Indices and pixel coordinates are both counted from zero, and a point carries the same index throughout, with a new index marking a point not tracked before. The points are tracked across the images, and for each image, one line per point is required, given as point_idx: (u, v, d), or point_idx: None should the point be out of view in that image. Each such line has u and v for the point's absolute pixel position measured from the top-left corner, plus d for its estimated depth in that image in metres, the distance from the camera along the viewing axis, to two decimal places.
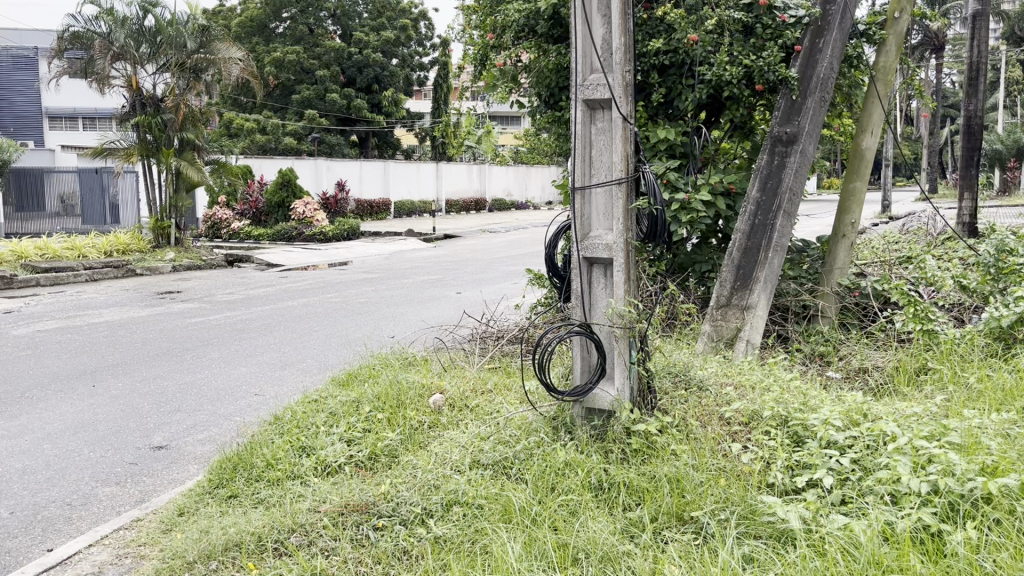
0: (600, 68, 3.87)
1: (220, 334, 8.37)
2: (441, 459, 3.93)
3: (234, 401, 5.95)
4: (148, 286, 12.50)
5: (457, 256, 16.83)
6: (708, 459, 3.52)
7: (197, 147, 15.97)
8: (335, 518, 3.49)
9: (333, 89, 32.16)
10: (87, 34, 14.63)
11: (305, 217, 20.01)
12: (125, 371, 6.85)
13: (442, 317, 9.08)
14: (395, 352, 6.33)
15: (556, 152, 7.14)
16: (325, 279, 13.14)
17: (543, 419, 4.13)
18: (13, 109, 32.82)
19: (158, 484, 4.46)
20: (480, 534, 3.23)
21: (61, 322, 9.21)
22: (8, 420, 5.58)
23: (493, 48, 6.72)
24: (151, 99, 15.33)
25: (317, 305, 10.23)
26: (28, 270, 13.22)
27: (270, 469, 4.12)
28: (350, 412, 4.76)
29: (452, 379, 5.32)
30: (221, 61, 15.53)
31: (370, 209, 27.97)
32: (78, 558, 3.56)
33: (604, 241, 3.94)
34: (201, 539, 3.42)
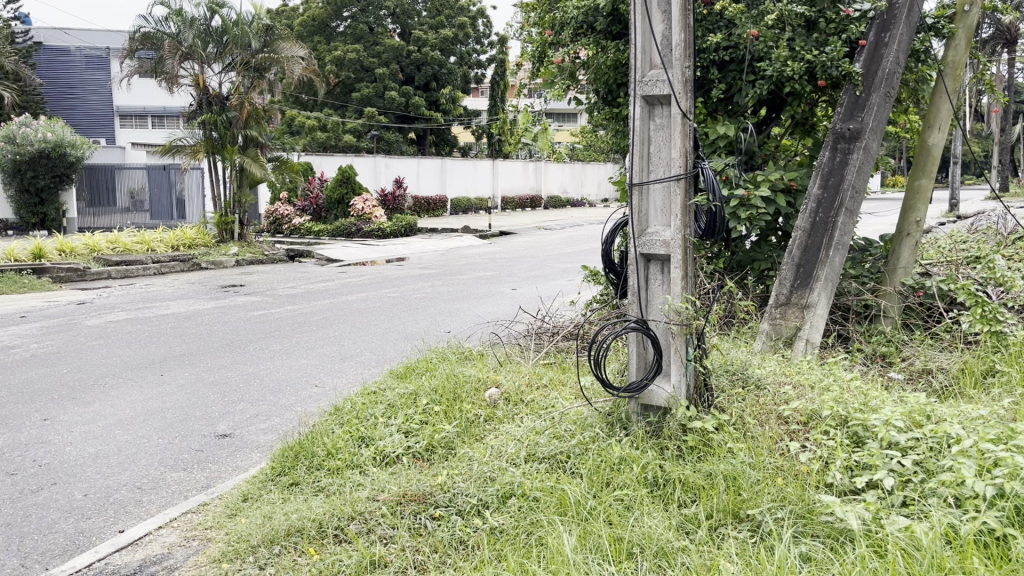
0: (660, 64, 3.86)
1: (283, 327, 8.56)
2: (497, 452, 3.97)
3: (295, 393, 6.08)
4: (213, 280, 12.86)
5: (513, 253, 16.89)
6: (766, 457, 3.51)
7: (261, 145, 16.29)
8: (394, 507, 3.56)
9: (392, 87, 32.47)
10: (157, 34, 15.09)
11: (364, 213, 20.28)
12: (191, 362, 7.07)
13: (498, 313, 9.13)
14: (452, 346, 6.40)
15: (613, 149, 7.13)
16: (384, 274, 13.31)
17: (598, 415, 4.15)
18: (86, 107, 34.45)
19: (222, 471, 4.60)
20: (535, 526, 3.26)
21: (131, 313, 9.55)
22: (82, 406, 5.82)
23: (552, 45, 6.76)
24: (217, 97, 15.76)
25: (376, 300, 10.38)
26: (100, 263, 13.72)
27: (330, 458, 4.22)
28: (408, 404, 4.85)
29: (508, 373, 5.36)
30: (284, 60, 15.81)
31: (427, 206, 28.23)
32: (148, 539, 3.70)
33: (661, 238, 3.94)
34: (264, 525, 3.53)
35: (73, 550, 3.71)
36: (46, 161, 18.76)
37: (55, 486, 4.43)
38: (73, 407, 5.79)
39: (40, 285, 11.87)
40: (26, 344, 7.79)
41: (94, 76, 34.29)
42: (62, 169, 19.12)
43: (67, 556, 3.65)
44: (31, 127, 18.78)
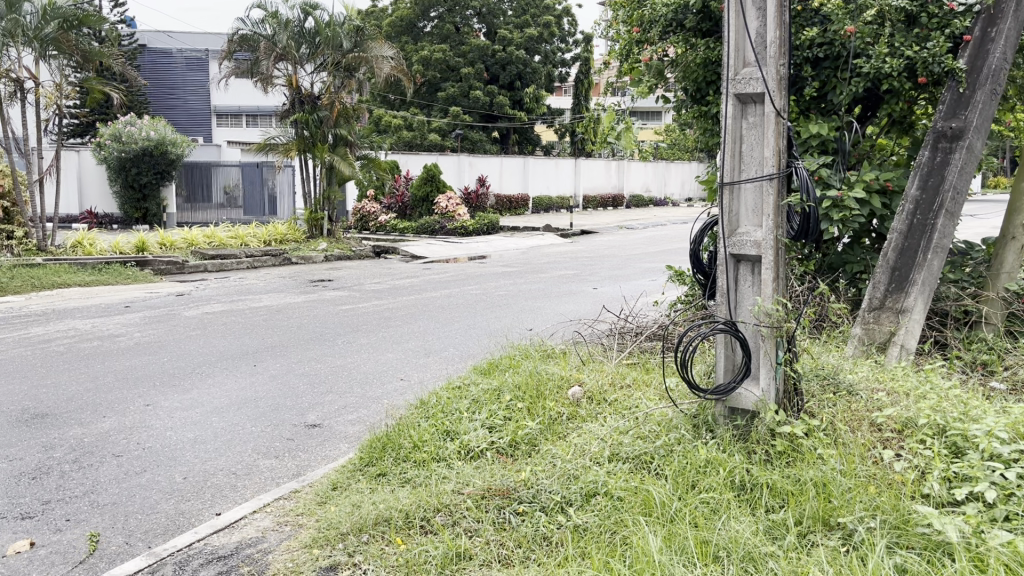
0: (754, 61, 3.80)
1: (370, 321, 8.76)
2: (581, 451, 3.98)
3: (381, 385, 6.22)
4: (302, 275, 13.23)
5: (596, 252, 16.85)
6: (858, 465, 3.42)
7: (350, 143, 16.63)
8: (478, 501, 3.62)
9: (477, 86, 32.81)
10: (253, 36, 15.62)
11: (448, 211, 20.56)
12: (282, 353, 7.30)
13: (581, 311, 9.12)
14: (534, 343, 6.44)
15: (700, 147, 7.01)
16: (467, 271, 13.47)
17: (684, 416, 4.11)
18: (186, 107, 35.93)
19: (313, 459, 4.75)
20: (620, 525, 3.26)
21: (226, 305, 9.92)
22: (182, 393, 6.09)
23: (639, 42, 6.69)
24: (309, 96, 16.24)
25: (459, 296, 10.50)
26: (197, 257, 14.27)
27: (417, 450, 4.30)
28: (492, 400, 4.90)
29: (591, 372, 5.36)
30: (373, 59, 16.12)
31: (509, 203, 28.36)
32: (244, 522, 3.84)
33: (753, 238, 3.87)
34: (353, 513, 3.62)
35: (174, 530, 3.89)
36: (149, 159, 19.61)
37: (157, 469, 4.65)
38: (173, 393, 6.05)
39: (143, 277, 12.43)
40: (131, 333, 8.18)
41: (194, 78, 35.70)
42: (163, 166, 19.94)
43: (169, 535, 3.83)
44: (135, 126, 19.67)
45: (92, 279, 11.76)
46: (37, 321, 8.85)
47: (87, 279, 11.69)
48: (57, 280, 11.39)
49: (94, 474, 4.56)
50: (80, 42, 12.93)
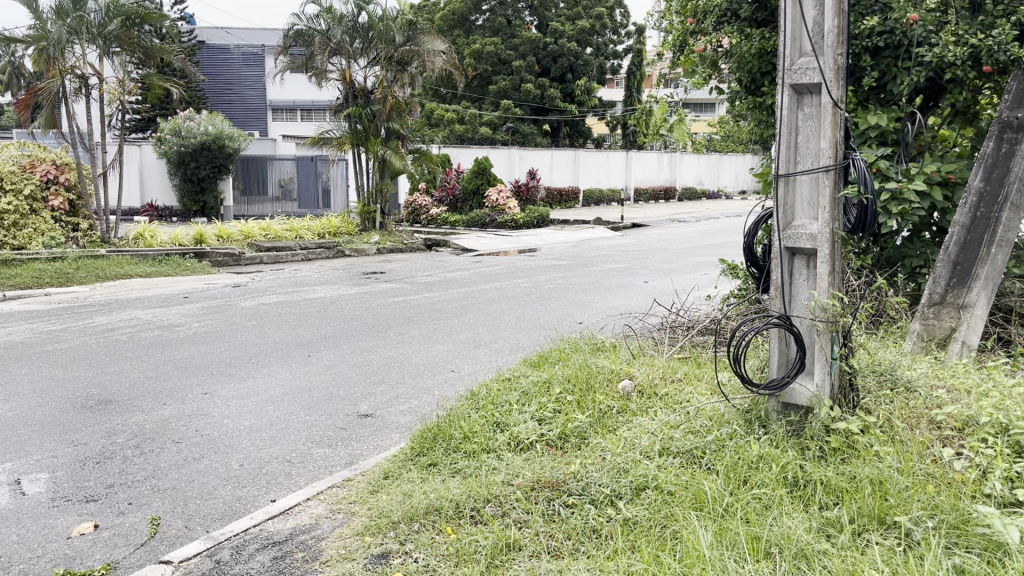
0: (811, 51, 3.73)
1: (421, 313, 8.85)
2: (631, 444, 3.97)
3: (432, 376, 6.29)
4: (356, 267, 13.40)
5: (647, 245, 16.76)
6: (916, 463, 3.35)
7: (402, 137, 16.85)
8: (528, 492, 3.63)
9: (528, 79, 32.80)
10: (308, 31, 15.79)
11: (498, 204, 20.63)
12: (336, 344, 7.40)
13: (632, 305, 9.08)
14: (584, 336, 6.43)
15: (754, 139, 6.90)
16: (517, 264, 13.51)
17: (736, 411, 4.06)
18: (243, 102, 36.63)
19: (365, 449, 4.83)
20: (670, 519, 3.25)
21: (282, 296, 10.10)
22: (238, 381, 6.23)
23: (694, 33, 6.63)
24: (363, 91, 16.43)
25: (509, 289, 10.54)
26: (253, 249, 14.57)
27: (467, 441, 4.33)
28: (541, 392, 4.91)
29: (642, 366, 5.33)
30: (426, 53, 16.27)
31: (560, 196, 28.30)
32: (298, 509, 3.92)
33: (808, 231, 3.81)
34: (405, 502, 3.67)
35: (230, 515, 3.99)
36: (207, 153, 20.05)
37: (215, 455, 4.77)
38: (230, 382, 6.20)
39: (201, 269, 12.72)
40: (190, 323, 8.39)
41: (250, 73, 36.34)
42: (221, 160, 20.36)
43: (226, 520, 3.93)
44: (195, 120, 20.19)
45: (153, 270, 12.07)
46: (100, 310, 9.12)
47: (147, 270, 12.00)
48: (120, 271, 11.71)
49: (155, 460, 4.70)
50: (142, 39, 13.24)
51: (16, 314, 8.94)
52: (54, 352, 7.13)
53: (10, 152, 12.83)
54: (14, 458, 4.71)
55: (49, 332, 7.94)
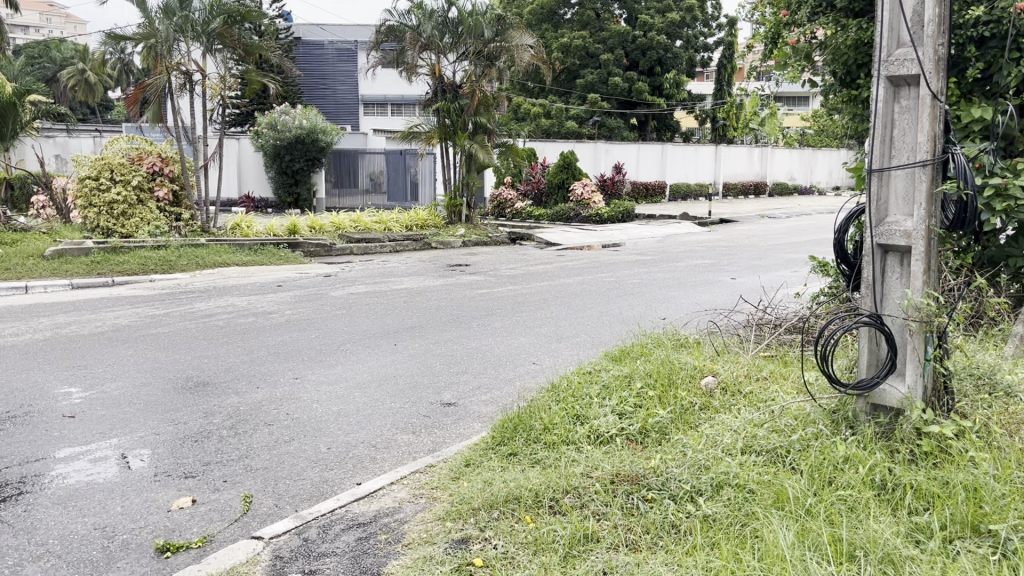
0: (909, 41, 3.61)
1: (504, 306, 8.92)
2: (713, 442, 3.93)
3: (513, 368, 6.35)
4: (441, 259, 13.59)
5: (734, 241, 16.50)
6: (1014, 471, 3.22)
7: (489, 131, 16.91)
8: (607, 485, 3.64)
9: (616, 73, 32.55)
10: (399, 27, 16.10)
11: (583, 198, 20.48)
12: (422, 334, 7.55)
13: (717, 302, 8.93)
14: (667, 332, 6.37)
15: (848, 134, 6.69)
16: (601, 258, 13.50)
17: (823, 411, 3.98)
18: (335, 97, 37.55)
19: (448, 437, 4.92)
20: (751, 518, 3.22)
21: (369, 287, 10.34)
22: (328, 367, 6.44)
23: (787, 25, 6.54)
24: (451, 86, 16.66)
25: (592, 283, 10.54)
26: (344, 240, 14.96)
27: (547, 432, 4.37)
28: (622, 386, 4.90)
29: (726, 363, 5.25)
30: (514, 48, 16.24)
31: (646, 190, 28.02)
32: (381, 493, 4.04)
33: (902, 228, 3.69)
34: (486, 490, 3.74)
35: (318, 496, 4.13)
36: (301, 146, 20.66)
37: (304, 438, 4.94)
38: (320, 368, 6.41)
39: (294, 258, 13.13)
40: (283, 310, 8.69)
41: (344, 68, 37.21)
42: (314, 153, 20.92)
43: (314, 501, 4.08)
44: (291, 114, 20.88)
45: (249, 259, 12.52)
46: (200, 296, 9.53)
47: (244, 259, 12.46)
48: (218, 260, 12.20)
49: (249, 440, 4.91)
50: (242, 36, 13.69)
51: (124, 299, 9.43)
52: (156, 336, 7.48)
53: (121, 145, 13.62)
54: (120, 434, 4.99)
55: (152, 316, 8.34)
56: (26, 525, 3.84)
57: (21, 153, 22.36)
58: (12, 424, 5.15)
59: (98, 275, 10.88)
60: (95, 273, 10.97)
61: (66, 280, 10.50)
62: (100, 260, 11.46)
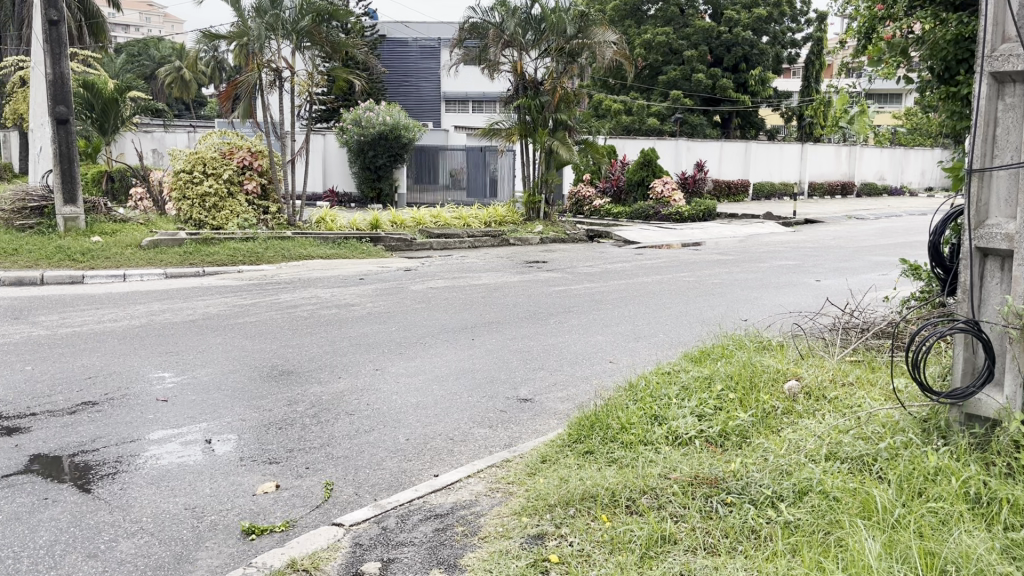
0: (1015, 36, 3.45)
1: (582, 303, 8.90)
2: (795, 447, 3.83)
3: (590, 366, 6.32)
4: (519, 256, 13.62)
5: (819, 242, 16.04)
6: None
7: (569, 128, 16.86)
8: (686, 487, 3.60)
9: (699, 69, 32.04)
10: (482, 25, 16.20)
11: (663, 196, 20.31)
12: (499, 330, 7.60)
13: (802, 304, 8.71)
14: (750, 334, 6.26)
15: (943, 133, 6.41)
16: (681, 258, 13.31)
17: (912, 420, 3.86)
18: (418, 94, 38.04)
19: (524, 432, 4.94)
20: (835, 526, 3.14)
21: (448, 282, 10.45)
22: (408, 360, 6.55)
23: (882, 19, 6.40)
24: (533, 83, 16.67)
25: (671, 282, 10.40)
26: (424, 235, 15.16)
27: (624, 431, 4.34)
28: (702, 388, 4.82)
29: (811, 367, 5.12)
30: (596, 45, 16.20)
31: (728, 189, 27.48)
32: (458, 485, 4.08)
33: (1004, 231, 3.53)
34: (562, 487, 3.74)
35: (396, 486, 4.20)
36: (384, 142, 21.03)
37: (384, 429, 5.03)
38: (400, 360, 6.52)
39: (376, 252, 13.37)
40: (365, 303, 8.86)
41: (427, 65, 37.64)
42: (397, 150, 21.25)
43: (392, 491, 4.14)
44: (375, 111, 21.20)
45: (332, 252, 12.81)
46: (286, 288, 9.79)
47: (327, 252, 12.75)
48: (303, 252, 12.51)
49: (331, 429, 5.02)
50: (330, 34, 13.95)
51: (214, 289, 9.77)
52: (245, 325, 7.73)
53: (213, 140, 14.08)
54: (208, 419, 5.18)
55: (240, 306, 8.62)
56: (122, 503, 4.02)
57: (120, 147, 23.39)
58: (110, 405, 5.40)
59: (190, 265, 11.29)
60: (187, 263, 11.38)
61: (160, 270, 10.95)
62: (192, 251, 11.89)
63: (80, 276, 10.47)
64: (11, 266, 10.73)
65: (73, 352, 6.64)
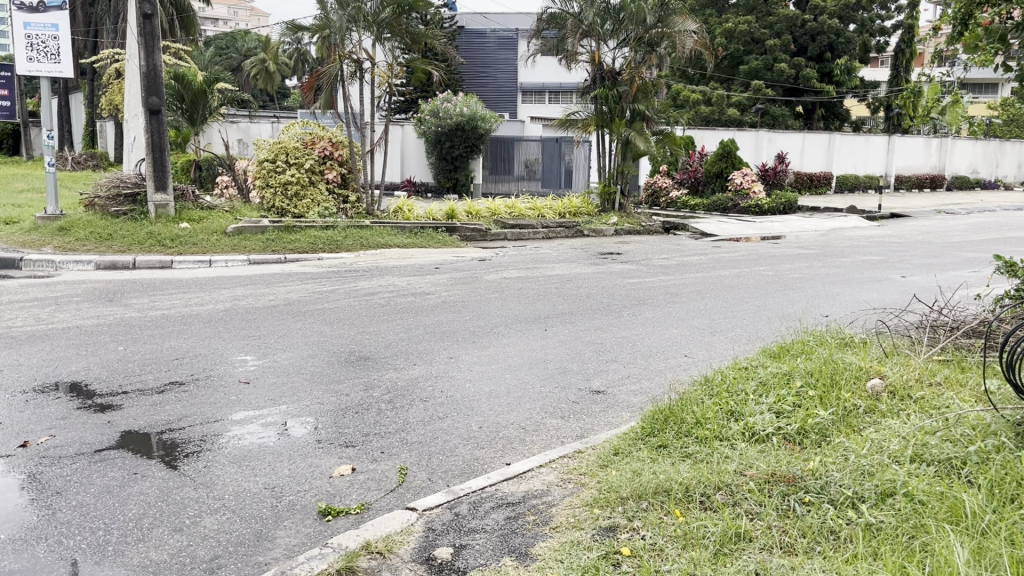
0: None
1: (657, 296, 8.80)
2: (878, 448, 3.72)
3: (664, 360, 6.25)
4: (593, 247, 13.54)
5: (906, 237, 15.50)
6: None
7: (647, 118, 16.66)
8: (762, 484, 3.53)
9: (783, 58, 31.22)
10: (561, 15, 16.10)
11: (742, 188, 19.90)
12: (572, 321, 7.58)
13: (887, 300, 8.43)
14: (831, 330, 6.08)
15: None
16: (760, 251, 13.02)
17: (1005, 423, 3.70)
18: (495, 84, 38.14)
19: (597, 424, 4.92)
20: (920, 531, 3.03)
21: (522, 272, 10.46)
22: (481, 349, 6.59)
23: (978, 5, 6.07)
24: (609, 73, 16.57)
25: (750, 276, 10.19)
26: (499, 226, 15.21)
27: (699, 426, 4.27)
28: (781, 384, 4.70)
29: (895, 366, 4.95)
30: (676, 34, 15.98)
31: (810, 182, 26.70)
32: (530, 474, 4.09)
33: None
34: (634, 480, 3.71)
35: (469, 473, 4.24)
36: (461, 133, 21.17)
37: (457, 416, 5.08)
38: (473, 349, 6.57)
39: (451, 242, 13.49)
40: (439, 291, 8.95)
41: (505, 55, 37.68)
42: (473, 140, 21.38)
43: (465, 477, 4.19)
44: (452, 102, 21.30)
45: (409, 241, 12.99)
46: (363, 275, 9.95)
47: (404, 241, 12.92)
48: (380, 241, 12.72)
49: (405, 415, 5.10)
50: (409, 25, 14.11)
51: (294, 275, 10.00)
52: (324, 311, 7.90)
53: (297, 130, 14.37)
54: (288, 402, 5.31)
55: (320, 292, 8.82)
56: (206, 480, 4.16)
57: (208, 136, 24.16)
58: (196, 386, 5.60)
59: (272, 252, 11.60)
60: (270, 250, 11.70)
61: (244, 256, 11.28)
62: (275, 238, 12.20)
63: (169, 261, 10.87)
64: (106, 251, 11.21)
65: (162, 334, 6.91)
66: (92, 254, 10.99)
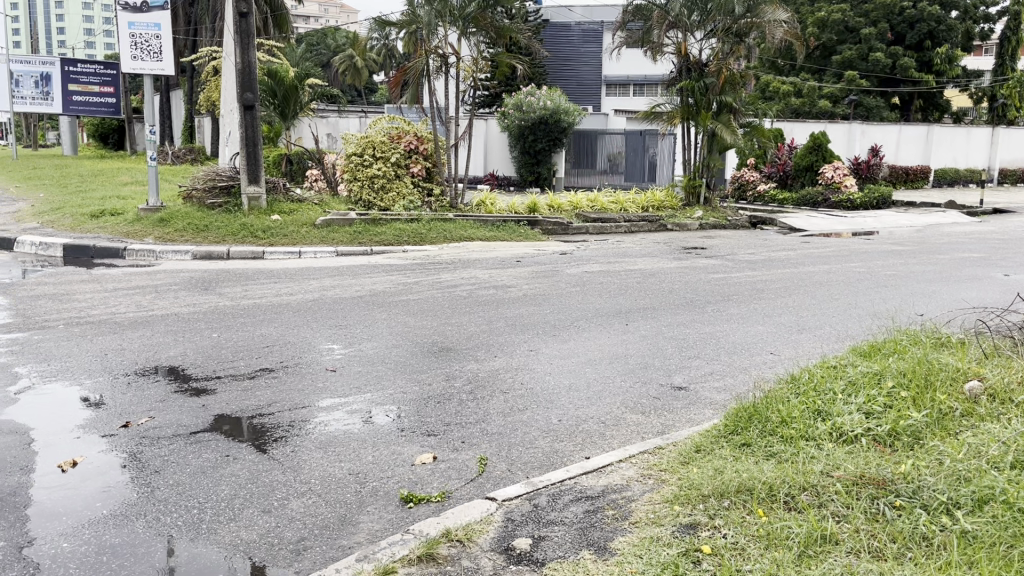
0: None
1: (743, 292, 8.62)
2: (975, 453, 3.56)
3: (749, 357, 6.13)
4: (677, 242, 13.34)
5: (1009, 233, 14.75)
6: None
7: (734, 110, 16.28)
8: (850, 486, 3.43)
9: (878, 48, 30.10)
10: (648, 6, 15.98)
11: (833, 182, 19.34)
12: (654, 316, 7.50)
13: (987, 300, 8.05)
14: (926, 329, 5.84)
15: None
16: (852, 247, 12.62)
17: None
18: (579, 78, 37.93)
19: (679, 421, 4.87)
20: (1019, 540, 2.90)
21: (604, 266, 10.41)
22: (561, 342, 6.59)
23: None
24: (696, 64, 16.37)
25: (841, 273, 9.88)
26: (581, 219, 15.16)
27: (785, 425, 4.17)
28: (871, 383, 4.54)
29: (996, 367, 4.72)
30: (766, 24, 15.66)
31: (906, 176, 25.69)
32: (610, 469, 4.07)
33: None
34: (716, 478, 3.66)
35: (548, 465, 4.25)
36: (544, 126, 21.18)
37: (537, 409, 5.10)
38: (553, 342, 6.59)
39: (533, 236, 13.55)
40: (521, 284, 8.99)
41: (589, 49, 37.41)
42: (556, 134, 21.36)
43: (544, 469, 4.20)
44: (536, 96, 21.35)
45: (492, 235, 13.12)
46: (446, 268, 10.05)
47: (487, 234, 13.07)
48: (465, 234, 12.89)
49: (486, 406, 5.14)
50: (495, 19, 14.17)
51: (379, 267, 10.18)
52: (407, 302, 8.04)
53: (383, 125, 14.69)
54: (373, 390, 5.44)
55: (404, 284, 8.96)
56: (294, 464, 4.30)
57: (298, 131, 24.85)
58: (284, 372, 5.79)
59: (359, 244, 11.88)
60: (357, 241, 11.98)
61: (332, 248, 11.58)
62: (361, 229, 12.51)
63: (261, 251, 11.22)
64: (202, 241, 11.67)
65: (254, 322, 7.16)
66: (188, 244, 11.45)
